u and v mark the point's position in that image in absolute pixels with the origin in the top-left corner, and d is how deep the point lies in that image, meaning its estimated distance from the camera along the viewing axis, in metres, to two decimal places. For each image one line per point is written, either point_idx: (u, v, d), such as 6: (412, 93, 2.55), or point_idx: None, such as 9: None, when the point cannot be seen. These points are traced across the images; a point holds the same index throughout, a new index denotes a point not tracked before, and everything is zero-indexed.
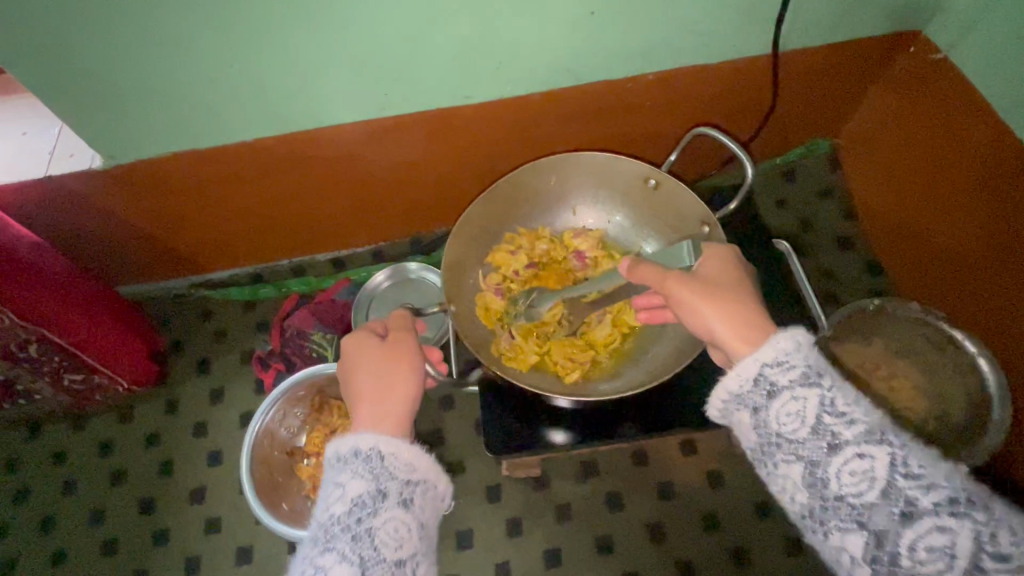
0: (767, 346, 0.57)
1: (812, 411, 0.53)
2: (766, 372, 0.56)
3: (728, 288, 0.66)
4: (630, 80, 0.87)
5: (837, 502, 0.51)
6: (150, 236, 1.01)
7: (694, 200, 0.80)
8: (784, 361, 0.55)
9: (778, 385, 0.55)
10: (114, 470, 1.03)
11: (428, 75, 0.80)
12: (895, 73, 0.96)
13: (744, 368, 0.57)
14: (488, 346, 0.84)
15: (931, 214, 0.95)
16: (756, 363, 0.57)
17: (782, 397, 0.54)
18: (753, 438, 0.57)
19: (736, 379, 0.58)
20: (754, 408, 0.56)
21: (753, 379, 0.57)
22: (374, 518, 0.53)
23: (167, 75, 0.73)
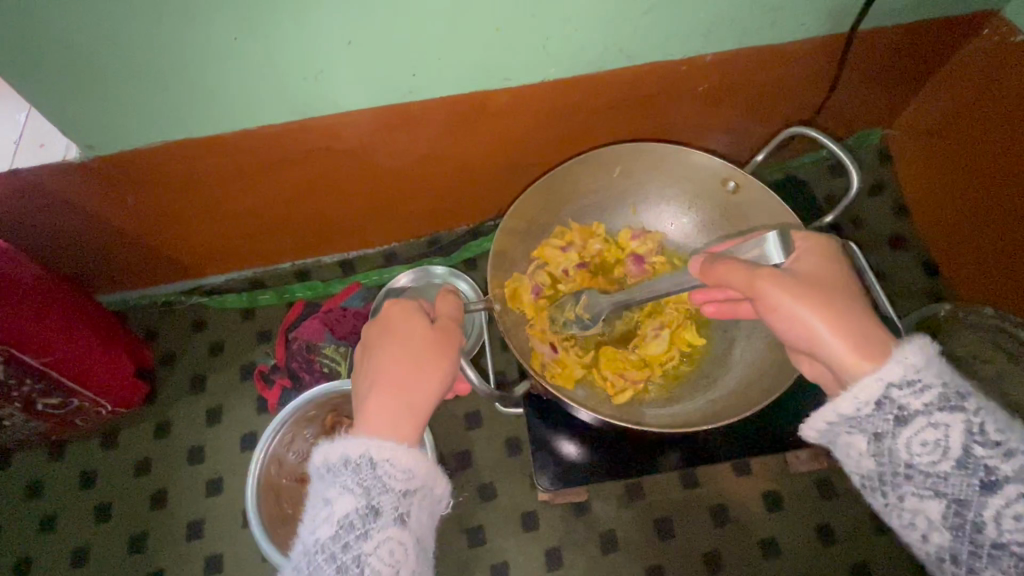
0: (894, 363, 0.47)
1: (957, 441, 0.45)
2: (892, 394, 0.47)
3: (834, 292, 0.52)
4: (689, 62, 0.77)
5: (994, 551, 0.43)
6: (134, 237, 0.89)
7: (781, 207, 0.72)
8: (915, 381, 0.46)
9: (910, 410, 0.46)
10: (99, 502, 0.92)
11: (462, 55, 0.69)
12: (960, 59, 0.87)
13: (862, 390, 0.48)
14: (529, 356, 0.75)
15: (998, 212, 0.86)
16: (880, 383, 0.47)
17: (917, 425, 0.46)
18: (871, 467, 0.49)
19: (851, 402, 0.48)
20: (877, 435, 0.48)
21: (875, 403, 0.48)
22: (365, 542, 0.49)
23: (157, 50, 0.61)
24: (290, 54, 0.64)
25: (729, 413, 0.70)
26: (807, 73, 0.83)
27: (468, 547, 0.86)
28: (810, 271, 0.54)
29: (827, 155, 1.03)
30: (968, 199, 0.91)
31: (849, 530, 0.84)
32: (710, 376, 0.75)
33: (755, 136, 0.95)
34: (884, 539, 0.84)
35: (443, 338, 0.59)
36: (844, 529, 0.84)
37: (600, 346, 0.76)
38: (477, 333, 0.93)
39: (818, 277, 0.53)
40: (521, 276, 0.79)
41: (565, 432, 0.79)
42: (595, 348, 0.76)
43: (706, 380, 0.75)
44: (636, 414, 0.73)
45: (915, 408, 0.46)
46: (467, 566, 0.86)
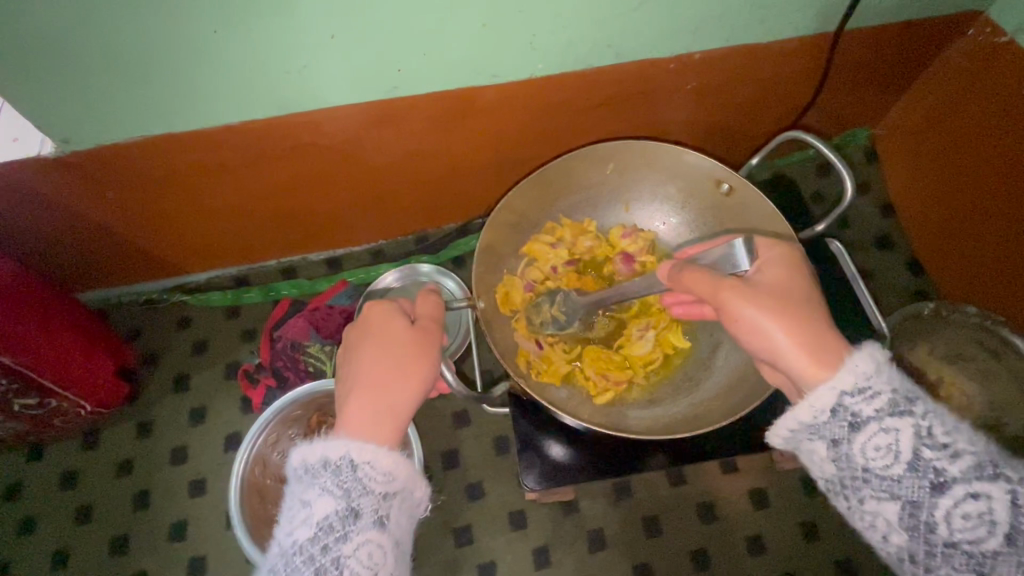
0: (847, 370, 0.48)
1: (908, 444, 0.45)
2: (846, 402, 0.48)
3: (798, 303, 0.53)
4: (677, 60, 0.76)
5: (947, 550, 0.44)
6: (114, 234, 0.87)
7: (772, 211, 0.72)
8: (867, 389, 0.47)
9: (863, 417, 0.47)
10: (79, 505, 0.90)
11: (448, 50, 0.68)
12: (947, 60, 0.88)
13: (818, 398, 0.49)
14: (515, 355, 0.74)
15: (979, 213, 0.87)
16: (834, 391, 0.48)
17: (870, 431, 0.47)
18: (830, 472, 0.50)
19: (809, 410, 0.49)
20: (834, 442, 0.48)
21: (831, 411, 0.48)
22: (344, 544, 0.49)
23: (135, 43, 0.59)
24: (272, 48, 0.63)
25: (715, 418, 0.70)
26: (794, 72, 0.83)
27: (455, 546, 0.86)
28: (773, 280, 0.55)
29: (813, 154, 1.04)
30: (951, 200, 0.92)
31: (834, 526, 0.85)
32: (694, 378, 0.75)
33: (742, 134, 0.95)
34: (868, 535, 0.84)
35: (423, 339, 0.59)
36: (829, 525, 0.85)
37: (585, 346, 0.76)
38: (464, 333, 0.93)
39: (781, 286, 0.55)
40: (512, 276, 0.79)
41: (550, 433, 0.78)
42: (583, 346, 0.76)
43: (690, 382, 0.75)
44: (621, 416, 0.72)
45: (867, 414, 0.47)
46: (454, 565, 0.85)
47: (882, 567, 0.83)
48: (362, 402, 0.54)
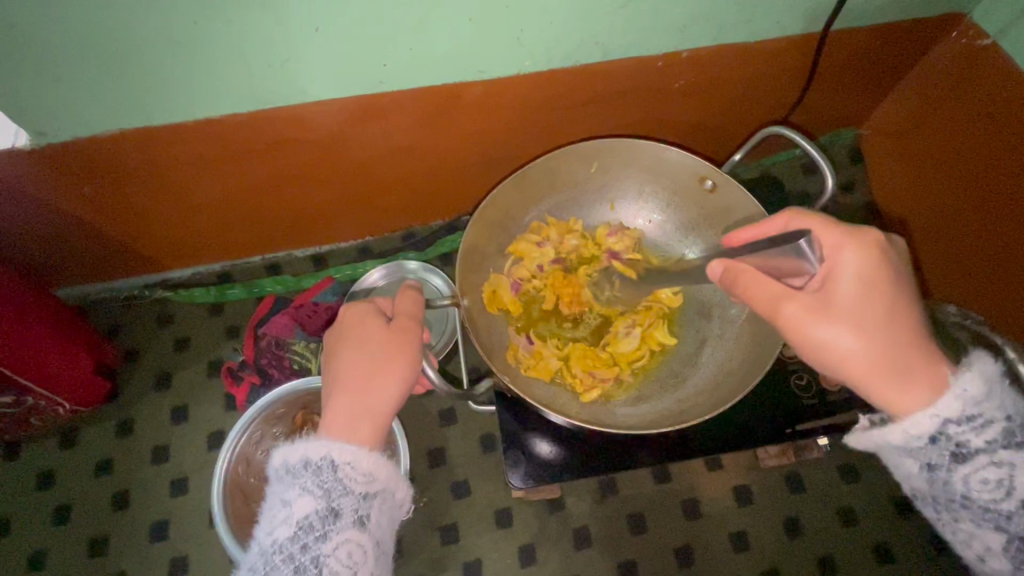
0: (951, 398, 0.50)
1: (1016, 477, 0.50)
2: (950, 430, 0.50)
3: (874, 320, 0.51)
4: (664, 59, 0.76)
5: None
6: (93, 229, 0.85)
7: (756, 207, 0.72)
8: (975, 418, 0.50)
9: (970, 448, 0.50)
10: (57, 505, 0.89)
11: (434, 46, 0.67)
12: (930, 61, 0.89)
13: (915, 423, 0.50)
14: (504, 351, 0.75)
15: (960, 212, 0.89)
16: (935, 419, 0.50)
17: (977, 463, 0.50)
18: (924, 489, 0.53)
19: (903, 434, 0.51)
20: (932, 467, 0.51)
21: (931, 438, 0.50)
22: (324, 543, 0.49)
23: (113, 35, 0.58)
24: (255, 41, 0.62)
25: (703, 409, 0.70)
26: (780, 72, 0.84)
27: (441, 544, 0.86)
28: (851, 290, 0.52)
29: (799, 154, 1.04)
30: (935, 198, 0.93)
31: (817, 522, 0.86)
32: (679, 375, 0.75)
33: (729, 134, 0.96)
34: (849, 532, 0.85)
35: (405, 338, 0.58)
36: (811, 522, 0.86)
37: (571, 344, 0.77)
38: (451, 332, 0.93)
39: (858, 299, 0.51)
40: (498, 275, 0.79)
41: (538, 430, 0.78)
42: (570, 344, 0.77)
43: (676, 378, 0.75)
44: (607, 413, 0.72)
45: (972, 444, 0.49)
46: (440, 564, 0.85)
47: (863, 563, 0.84)
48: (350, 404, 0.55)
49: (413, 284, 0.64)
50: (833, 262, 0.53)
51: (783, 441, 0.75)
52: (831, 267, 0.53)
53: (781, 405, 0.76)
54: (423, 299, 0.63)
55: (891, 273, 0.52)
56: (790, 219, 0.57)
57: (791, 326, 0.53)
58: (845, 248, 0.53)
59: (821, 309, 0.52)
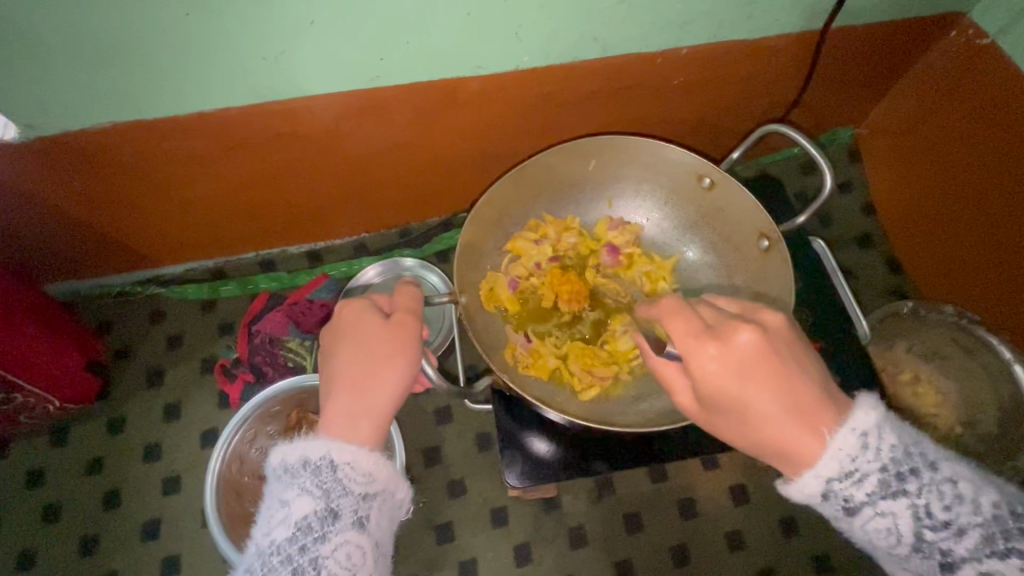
0: (827, 458, 0.45)
1: (908, 527, 0.44)
2: (834, 488, 0.45)
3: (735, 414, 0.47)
4: (663, 56, 0.76)
5: None
6: (83, 223, 0.84)
7: (755, 207, 0.71)
8: (853, 472, 0.45)
9: (855, 502, 0.45)
10: (46, 504, 0.87)
11: (431, 41, 0.66)
12: (929, 60, 0.88)
13: (806, 487, 0.46)
14: (502, 349, 0.75)
15: (956, 213, 0.89)
16: (818, 480, 0.45)
17: (866, 516, 0.45)
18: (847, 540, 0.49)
19: (800, 495, 0.47)
20: (833, 518, 0.47)
21: (822, 495, 0.46)
22: (322, 545, 0.49)
23: (104, 27, 0.57)
24: (249, 34, 0.61)
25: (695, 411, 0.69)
26: (778, 71, 0.83)
27: (436, 544, 0.85)
28: (715, 390, 0.48)
29: (797, 153, 1.04)
30: (932, 197, 0.92)
31: (813, 522, 0.86)
32: None
33: (727, 132, 0.95)
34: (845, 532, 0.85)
35: (407, 333, 0.58)
36: (807, 522, 0.86)
37: (570, 342, 0.76)
38: (447, 330, 0.92)
39: (722, 398, 0.47)
40: (496, 273, 0.79)
41: (533, 427, 0.78)
42: (569, 342, 0.76)
43: None
44: (605, 412, 0.72)
45: (858, 499, 0.45)
46: (435, 563, 0.84)
47: (858, 563, 0.84)
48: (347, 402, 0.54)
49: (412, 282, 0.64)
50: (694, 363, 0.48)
51: None
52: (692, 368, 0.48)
53: None
54: (421, 294, 0.62)
55: (760, 363, 0.47)
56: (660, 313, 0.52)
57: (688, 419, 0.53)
58: (702, 355, 0.47)
59: (705, 413, 0.50)
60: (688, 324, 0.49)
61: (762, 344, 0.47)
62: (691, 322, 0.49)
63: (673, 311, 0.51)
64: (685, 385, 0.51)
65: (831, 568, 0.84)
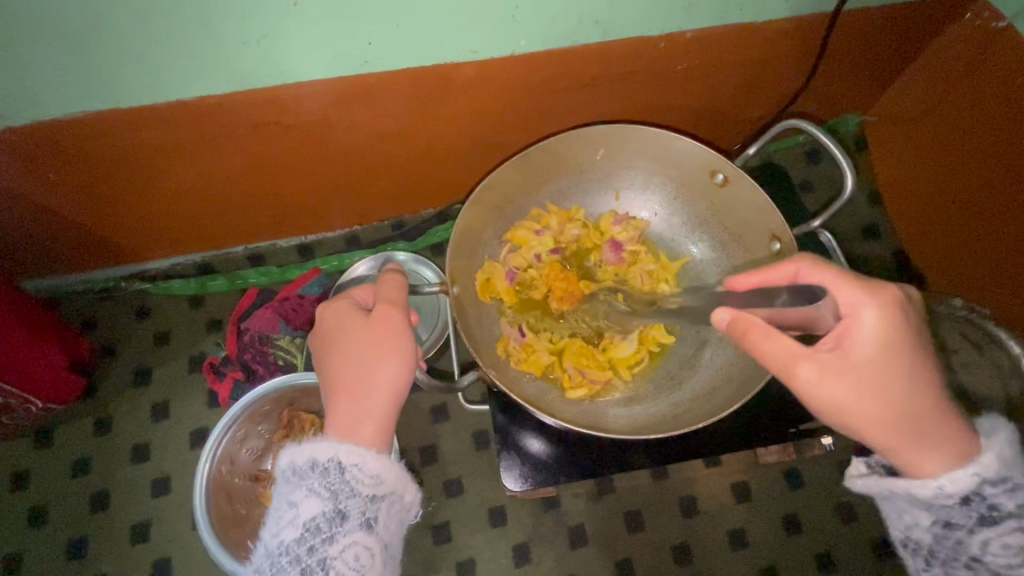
0: (990, 458, 0.47)
1: None
2: (984, 491, 0.47)
3: (891, 376, 0.48)
4: (665, 39, 0.72)
5: None
6: (64, 218, 0.81)
7: (769, 208, 0.69)
8: (1005, 479, 0.47)
9: (1001, 511, 0.46)
10: (32, 507, 0.85)
11: (422, 25, 0.62)
12: (941, 46, 0.85)
13: (952, 481, 0.47)
14: (495, 342, 0.73)
15: (963, 202, 0.86)
16: (973, 478, 0.47)
17: (1004, 528, 0.46)
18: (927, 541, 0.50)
19: (933, 489, 0.47)
20: (950, 525, 0.48)
21: (963, 498, 0.47)
22: (330, 546, 0.48)
23: (73, 11, 0.53)
24: (227, 16, 0.57)
25: (693, 418, 0.67)
26: (786, 55, 0.80)
27: (433, 544, 0.84)
28: (876, 348, 0.48)
29: (803, 140, 1.01)
30: (938, 187, 0.90)
31: (816, 518, 0.85)
32: (675, 378, 0.73)
33: (733, 118, 0.92)
34: (847, 528, 0.84)
35: (389, 322, 0.56)
36: (810, 518, 0.85)
37: (566, 339, 0.74)
38: (441, 328, 0.89)
39: (887, 353, 0.48)
40: (494, 262, 0.76)
41: (528, 426, 0.76)
42: (565, 340, 0.74)
43: (671, 380, 0.73)
44: (597, 413, 0.70)
45: (1005, 509, 0.46)
46: (432, 564, 0.83)
47: (862, 559, 0.83)
48: (351, 404, 0.53)
49: (397, 272, 0.62)
50: (852, 321, 0.49)
51: (785, 440, 0.73)
52: (847, 326, 0.49)
53: (783, 405, 0.74)
54: (406, 283, 0.61)
55: (908, 333, 0.48)
56: (799, 270, 0.53)
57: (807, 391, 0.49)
58: (863, 315, 0.48)
59: (847, 377, 0.48)
60: (847, 277, 0.50)
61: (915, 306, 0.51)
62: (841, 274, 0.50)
63: (825, 266, 0.51)
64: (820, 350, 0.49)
65: (834, 565, 0.82)
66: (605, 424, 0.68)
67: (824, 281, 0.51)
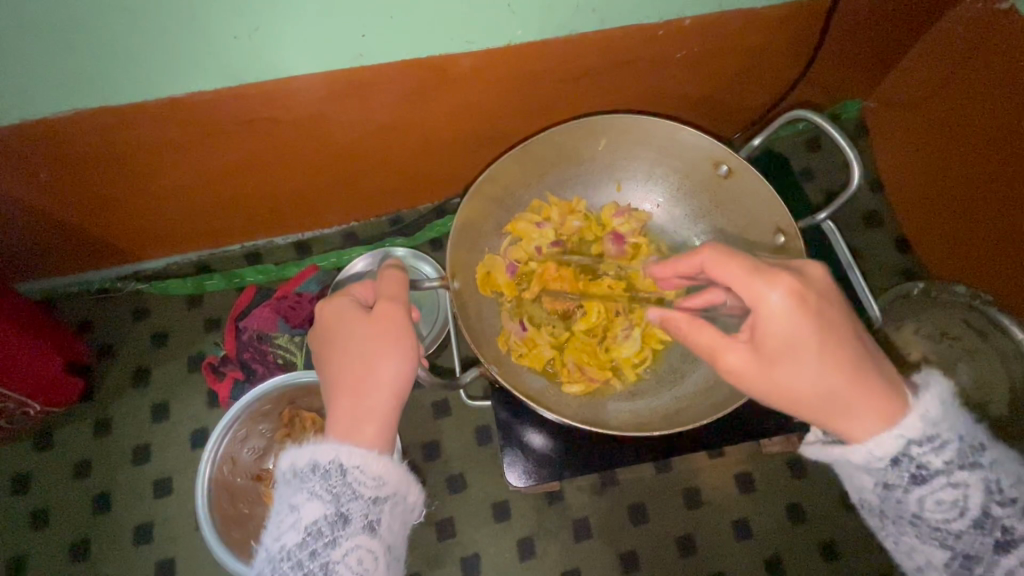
0: (914, 419, 0.46)
1: (975, 502, 0.45)
2: (912, 452, 0.46)
3: (806, 360, 0.48)
4: (664, 27, 0.71)
5: None
6: (57, 218, 0.80)
7: (773, 199, 0.68)
8: (934, 437, 0.46)
9: (930, 469, 0.45)
10: (34, 509, 0.85)
11: (415, 17, 0.61)
12: (943, 28, 0.84)
13: (879, 445, 0.46)
14: (496, 338, 0.73)
15: (963, 187, 0.85)
16: (900, 440, 0.46)
17: (936, 484, 0.45)
18: (872, 502, 0.49)
19: (865, 453, 0.47)
20: (887, 486, 0.47)
21: (893, 460, 0.46)
22: (333, 550, 0.48)
23: (55, 6, 0.52)
24: (215, 10, 0.55)
25: (697, 412, 0.67)
26: (787, 41, 0.79)
27: (437, 540, 0.83)
28: (784, 337, 0.48)
29: (803, 127, 1.00)
30: (940, 173, 0.89)
31: (820, 508, 0.85)
32: (678, 371, 0.72)
33: (732, 107, 0.91)
34: (852, 518, 0.84)
35: (390, 318, 0.56)
36: (814, 508, 0.85)
37: (568, 334, 0.74)
38: (442, 322, 0.89)
39: (794, 340, 0.48)
40: (493, 256, 0.76)
41: (530, 421, 0.76)
42: (566, 335, 0.74)
43: (675, 374, 0.72)
44: (599, 408, 0.70)
45: (934, 467, 0.45)
46: (437, 560, 0.83)
47: (866, 548, 0.83)
48: (350, 403, 0.53)
49: (397, 265, 0.61)
50: (755, 314, 0.49)
51: (789, 431, 0.73)
52: (753, 319, 0.49)
53: None
54: (405, 279, 0.60)
55: (812, 314, 0.47)
56: (706, 262, 0.52)
57: (730, 378, 0.51)
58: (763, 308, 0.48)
59: (761, 364, 0.50)
60: (748, 266, 0.49)
61: (822, 283, 0.49)
62: (745, 263, 0.49)
63: (722, 257, 0.50)
64: (739, 338, 0.51)
65: (839, 554, 0.83)
66: (604, 418, 0.68)
67: (728, 275, 0.50)
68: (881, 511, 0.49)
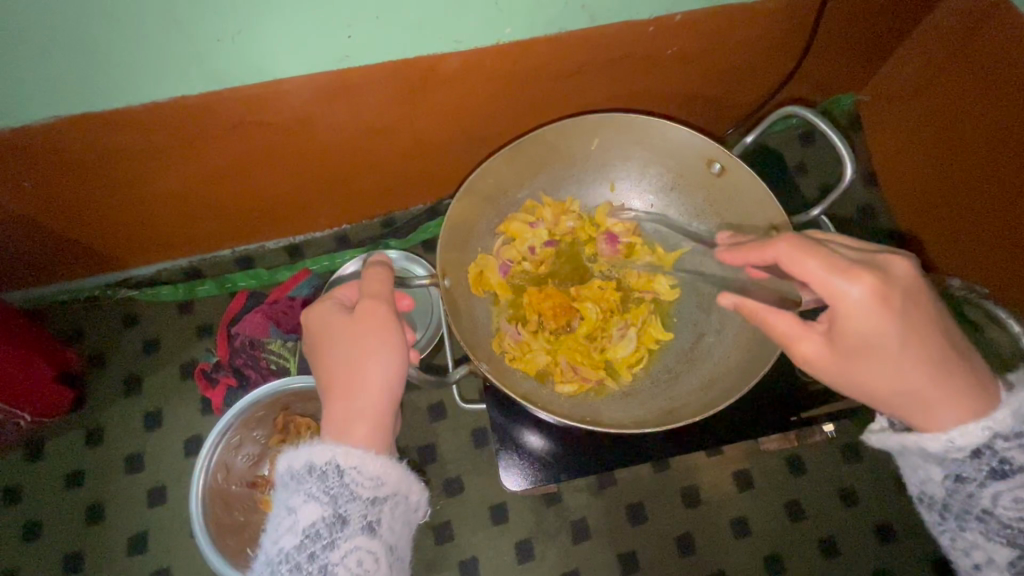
0: (1004, 414, 0.47)
1: None
2: (995, 445, 0.47)
3: (892, 356, 0.48)
4: (654, 24, 0.70)
5: None
6: (44, 226, 0.79)
7: (767, 198, 0.68)
8: (1022, 435, 0.47)
9: (1013, 465, 0.47)
10: (26, 521, 0.84)
11: (403, 17, 0.60)
12: (934, 21, 0.84)
13: (962, 435, 0.48)
14: (488, 339, 0.73)
15: (959, 179, 0.85)
16: (985, 432, 0.47)
17: (1016, 481, 0.47)
18: (937, 494, 0.50)
19: (944, 442, 0.48)
20: (961, 478, 0.49)
21: (974, 451, 0.48)
22: (331, 552, 0.47)
23: (35, 11, 0.51)
24: (198, 13, 0.54)
25: (690, 411, 0.67)
26: (779, 36, 0.78)
27: (435, 543, 0.83)
28: (868, 333, 0.47)
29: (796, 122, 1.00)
30: (935, 165, 0.88)
31: (819, 505, 0.84)
32: (672, 372, 0.72)
33: (723, 103, 0.90)
34: (850, 514, 0.84)
35: (380, 318, 0.55)
36: (813, 505, 0.84)
37: (562, 337, 0.73)
38: (435, 325, 0.88)
39: (881, 335, 0.47)
40: (486, 255, 0.75)
41: (527, 424, 0.75)
42: (561, 338, 0.73)
43: (668, 374, 0.72)
44: (593, 410, 0.69)
45: (1018, 462, 0.47)
46: (435, 564, 0.82)
47: (865, 544, 0.83)
48: (345, 405, 0.52)
49: (385, 264, 0.60)
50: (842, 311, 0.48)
51: (785, 429, 0.72)
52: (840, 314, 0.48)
53: (783, 392, 0.73)
54: (392, 275, 0.59)
55: (902, 308, 0.47)
56: (779, 257, 0.49)
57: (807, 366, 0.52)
58: (848, 299, 0.47)
59: (841, 358, 0.50)
60: (828, 263, 0.47)
61: (907, 278, 0.48)
62: (827, 259, 0.47)
63: (805, 254, 0.48)
64: (816, 328, 0.51)
65: (839, 551, 0.82)
66: (599, 419, 0.67)
67: (807, 274, 0.48)
68: (943, 503, 0.50)
